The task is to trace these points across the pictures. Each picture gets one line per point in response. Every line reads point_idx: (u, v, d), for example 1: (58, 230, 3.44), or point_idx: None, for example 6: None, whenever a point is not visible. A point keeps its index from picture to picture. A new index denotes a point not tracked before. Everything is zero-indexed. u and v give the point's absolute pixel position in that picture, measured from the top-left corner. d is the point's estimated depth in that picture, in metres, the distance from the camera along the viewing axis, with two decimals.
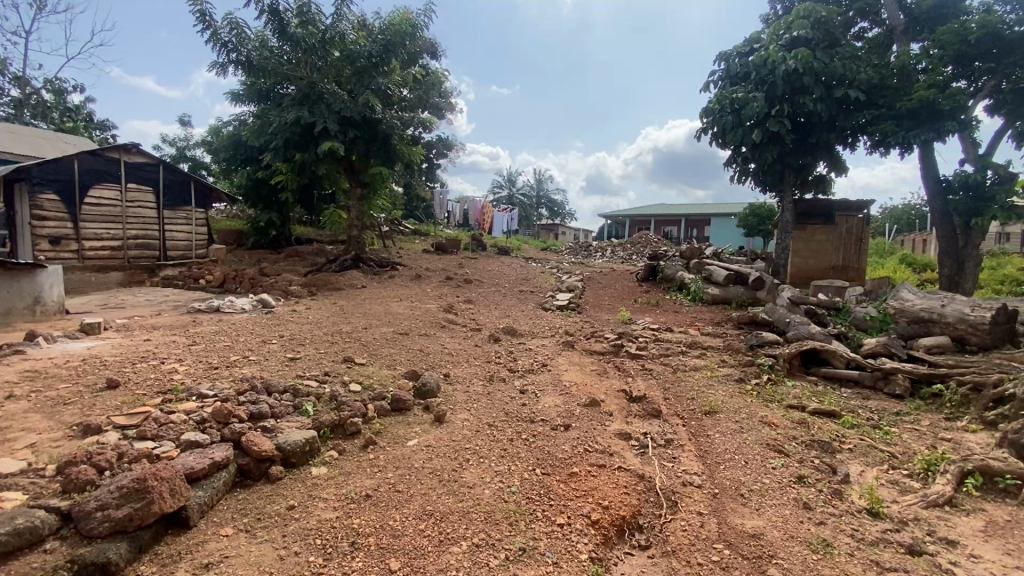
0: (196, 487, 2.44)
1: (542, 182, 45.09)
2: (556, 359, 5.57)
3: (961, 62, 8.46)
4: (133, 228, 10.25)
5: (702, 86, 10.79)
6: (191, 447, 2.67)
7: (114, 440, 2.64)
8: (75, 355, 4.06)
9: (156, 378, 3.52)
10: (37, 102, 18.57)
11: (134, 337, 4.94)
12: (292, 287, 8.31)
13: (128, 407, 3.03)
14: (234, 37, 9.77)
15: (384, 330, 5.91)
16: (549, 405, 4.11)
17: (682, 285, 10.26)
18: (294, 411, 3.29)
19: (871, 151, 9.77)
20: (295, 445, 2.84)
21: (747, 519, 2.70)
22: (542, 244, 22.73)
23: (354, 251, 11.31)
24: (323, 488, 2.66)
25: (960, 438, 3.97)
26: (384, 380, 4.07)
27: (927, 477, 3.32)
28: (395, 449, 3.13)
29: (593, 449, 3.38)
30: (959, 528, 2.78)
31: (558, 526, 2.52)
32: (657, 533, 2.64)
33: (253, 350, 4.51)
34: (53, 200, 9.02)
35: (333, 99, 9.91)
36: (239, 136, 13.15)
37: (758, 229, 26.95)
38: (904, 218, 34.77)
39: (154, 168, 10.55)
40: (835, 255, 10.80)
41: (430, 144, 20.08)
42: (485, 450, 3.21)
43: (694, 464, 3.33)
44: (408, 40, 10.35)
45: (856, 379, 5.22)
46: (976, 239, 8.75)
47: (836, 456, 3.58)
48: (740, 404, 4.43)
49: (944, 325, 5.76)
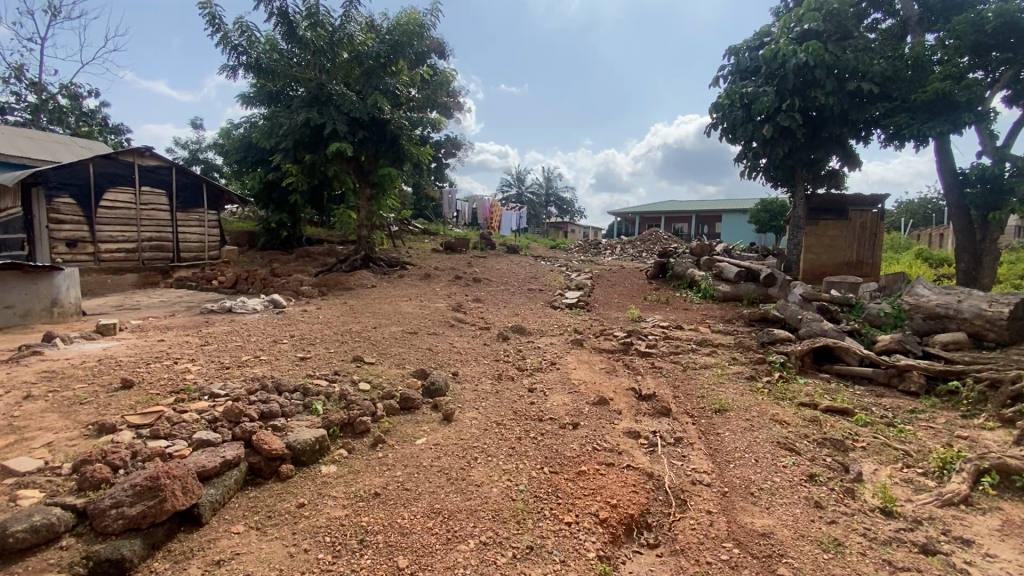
0: (207, 485, 2.46)
1: (550, 180, 44.99)
2: (564, 357, 5.56)
3: (978, 53, 8.24)
4: (147, 230, 10.42)
5: (711, 80, 10.72)
6: (203, 445, 2.70)
7: (127, 439, 2.68)
8: (91, 356, 4.13)
9: (169, 378, 3.57)
10: (53, 107, 18.92)
11: (148, 338, 5.02)
12: (303, 288, 8.39)
13: (142, 406, 3.08)
14: (245, 40, 9.85)
15: (393, 329, 5.94)
16: (558, 403, 4.11)
17: (692, 282, 10.19)
18: (304, 410, 3.32)
19: (884, 145, 9.61)
20: (306, 444, 2.87)
21: (757, 518, 2.68)
22: (553, 243, 22.09)
23: (364, 251, 11.42)
24: (332, 486, 2.68)
25: (976, 436, 3.91)
26: (392, 379, 4.10)
27: (941, 476, 3.28)
28: (403, 447, 3.15)
29: (601, 447, 3.37)
30: (975, 527, 2.74)
31: (566, 525, 2.52)
32: (665, 531, 2.63)
33: (263, 350, 4.55)
34: (70, 204, 9.19)
35: (343, 100, 10.03)
36: (251, 137, 13.31)
37: (770, 225, 26.62)
38: (920, 213, 34.18)
39: (167, 171, 10.70)
40: (847, 251, 10.68)
41: (439, 143, 20.34)
42: (494, 449, 3.21)
43: (703, 462, 3.31)
44: (416, 40, 10.41)
45: (870, 376, 5.15)
46: (994, 233, 8.58)
47: (849, 454, 3.55)
48: (751, 402, 4.39)
49: (961, 320, 5.67)
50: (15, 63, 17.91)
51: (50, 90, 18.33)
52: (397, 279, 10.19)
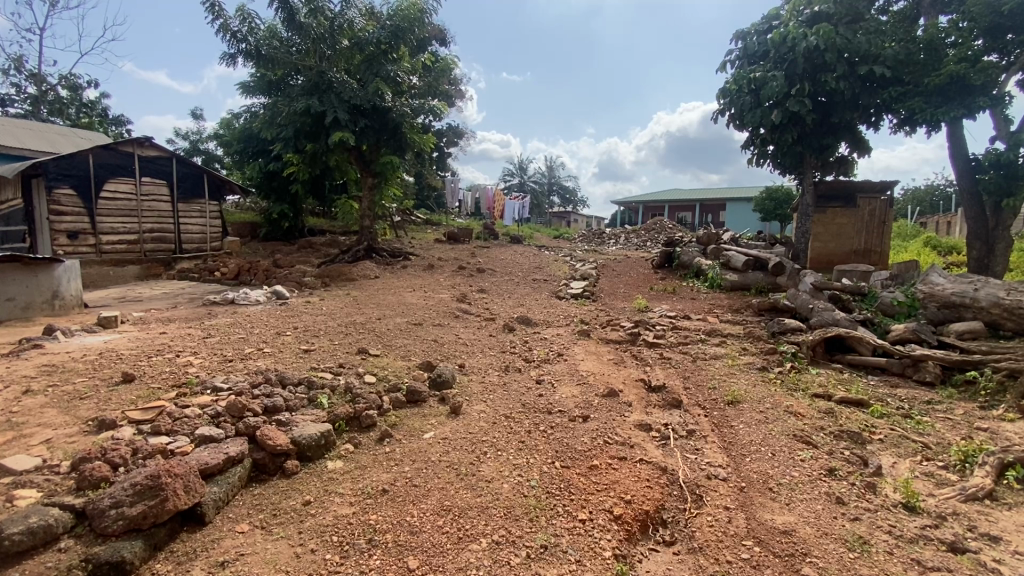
0: (211, 483, 2.39)
1: (553, 169, 44.63)
2: (571, 348, 5.47)
3: (993, 35, 8.01)
4: (149, 221, 10.33)
5: (718, 65, 10.51)
6: (205, 441, 2.62)
7: (128, 436, 2.59)
8: (91, 349, 4.07)
9: (171, 371, 3.51)
10: (53, 98, 18.80)
11: (151, 330, 4.96)
12: (305, 279, 8.31)
13: (143, 401, 3.00)
14: (244, 27, 9.68)
15: (398, 321, 5.86)
16: (567, 395, 4.03)
17: (699, 271, 10.04)
18: (309, 404, 3.25)
19: (895, 131, 9.43)
20: (311, 439, 2.80)
21: (777, 514, 2.59)
22: (555, 232, 21.89)
23: (366, 241, 11.32)
24: (339, 482, 2.62)
25: (996, 427, 3.82)
26: (398, 371, 4.02)
27: (963, 469, 3.19)
28: (410, 442, 3.07)
29: (613, 441, 3.29)
30: (1001, 522, 2.65)
31: (580, 522, 2.44)
32: (682, 528, 2.55)
33: (267, 343, 4.48)
34: (70, 195, 9.09)
35: (343, 88, 9.88)
36: (251, 127, 13.17)
37: (776, 213, 26.35)
38: (927, 201, 33.91)
39: (168, 161, 10.58)
40: (856, 239, 10.56)
41: (441, 132, 20.27)
42: (503, 443, 3.13)
43: (719, 456, 3.22)
44: (417, 25, 10.21)
45: (884, 366, 5.06)
46: (1007, 220, 8.41)
47: (867, 447, 3.46)
48: (764, 393, 4.30)
49: (978, 309, 5.55)
50: (15, 54, 17.80)
51: (49, 80, 18.21)
52: (400, 270, 10.09)
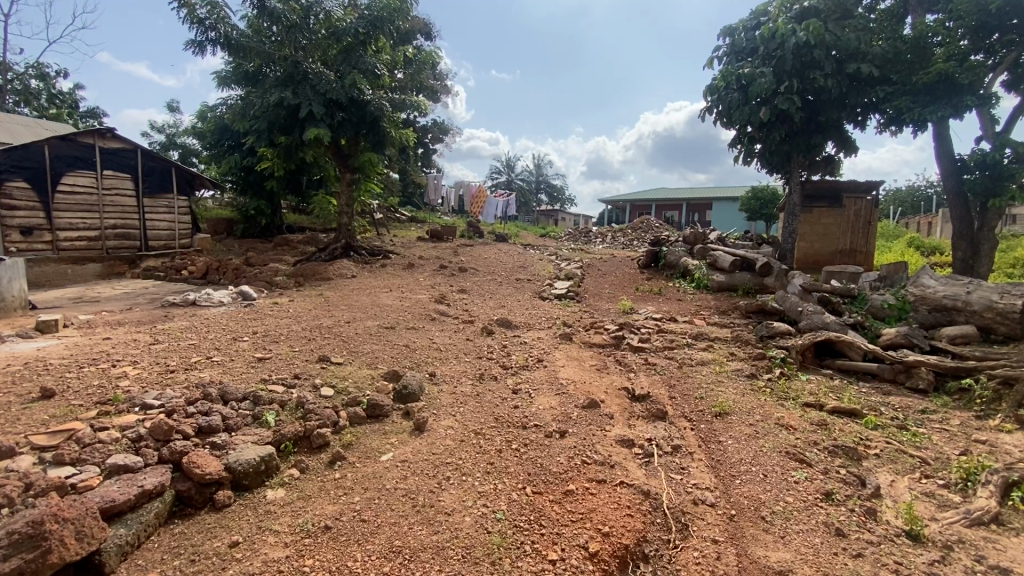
0: (117, 524, 2.05)
1: (542, 167, 44.46)
2: (552, 353, 5.15)
3: (980, 34, 7.88)
4: (111, 217, 9.82)
5: (706, 62, 10.31)
6: (117, 472, 2.28)
7: (25, 467, 2.23)
8: (16, 358, 3.65)
9: (100, 385, 3.12)
10: (20, 87, 18.02)
11: (95, 336, 4.54)
12: (276, 278, 7.90)
13: (57, 422, 2.63)
14: (212, 15, 9.16)
15: (368, 324, 5.51)
16: (544, 407, 3.74)
17: (685, 271, 9.83)
18: (253, 423, 2.90)
19: (882, 130, 9.29)
20: (248, 465, 2.47)
21: (771, 550, 2.32)
22: (542, 230, 21.57)
23: (344, 239, 10.90)
24: (276, 517, 2.28)
25: (995, 440, 3.60)
26: (360, 382, 3.68)
27: (965, 489, 2.96)
28: (365, 465, 2.74)
29: (591, 460, 2.99)
30: (1011, 552, 2.41)
31: (550, 563, 2.14)
32: (665, 565, 2.27)
33: (219, 350, 4.10)
34: (24, 188, 8.55)
35: (318, 80, 9.38)
36: (223, 119, 12.62)
37: (761, 213, 26.46)
38: (908, 201, 34.46)
39: (132, 154, 10.08)
40: (842, 239, 10.48)
41: (426, 128, 19.95)
42: (470, 466, 2.81)
43: (706, 477, 2.95)
44: (398, 17, 9.78)
45: (875, 373, 4.84)
46: (993, 220, 8.30)
47: (862, 463, 3.21)
48: (753, 404, 4.03)
49: (970, 313, 5.39)
50: None
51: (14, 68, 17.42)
52: (379, 269, 9.70)
